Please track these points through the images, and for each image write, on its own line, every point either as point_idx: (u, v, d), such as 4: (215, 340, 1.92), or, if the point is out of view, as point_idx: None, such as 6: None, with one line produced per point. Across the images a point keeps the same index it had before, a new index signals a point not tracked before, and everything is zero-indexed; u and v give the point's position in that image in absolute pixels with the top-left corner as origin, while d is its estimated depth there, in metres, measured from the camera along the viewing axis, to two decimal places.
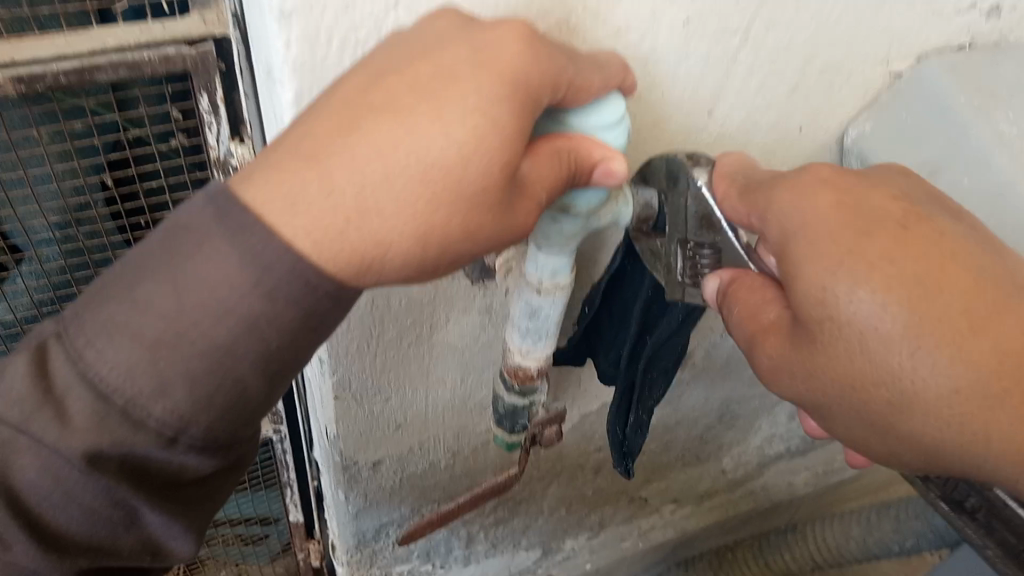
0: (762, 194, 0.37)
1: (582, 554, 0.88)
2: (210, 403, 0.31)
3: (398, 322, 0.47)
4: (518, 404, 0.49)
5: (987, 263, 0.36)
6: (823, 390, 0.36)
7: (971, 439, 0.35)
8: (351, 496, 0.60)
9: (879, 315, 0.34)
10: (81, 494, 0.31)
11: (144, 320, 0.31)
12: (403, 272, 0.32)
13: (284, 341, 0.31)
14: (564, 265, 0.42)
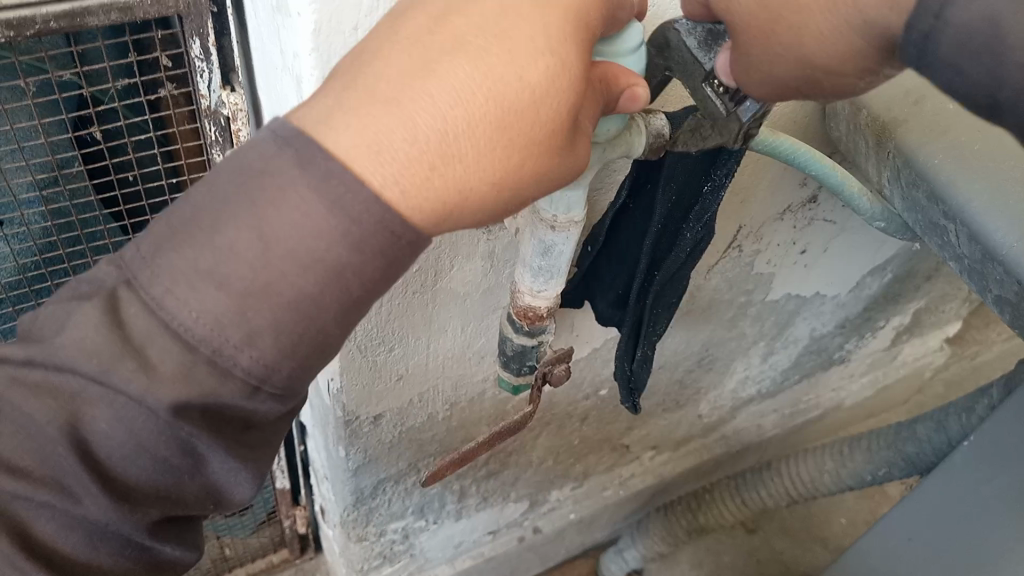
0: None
1: (567, 504, 0.94)
2: (295, 352, 0.28)
3: (405, 271, 0.47)
4: (528, 346, 0.48)
5: None
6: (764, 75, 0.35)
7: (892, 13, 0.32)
8: (351, 452, 0.61)
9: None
10: (151, 440, 0.28)
11: (228, 268, 0.27)
12: (479, 218, 0.30)
13: (374, 285, 0.28)
14: (580, 199, 0.40)
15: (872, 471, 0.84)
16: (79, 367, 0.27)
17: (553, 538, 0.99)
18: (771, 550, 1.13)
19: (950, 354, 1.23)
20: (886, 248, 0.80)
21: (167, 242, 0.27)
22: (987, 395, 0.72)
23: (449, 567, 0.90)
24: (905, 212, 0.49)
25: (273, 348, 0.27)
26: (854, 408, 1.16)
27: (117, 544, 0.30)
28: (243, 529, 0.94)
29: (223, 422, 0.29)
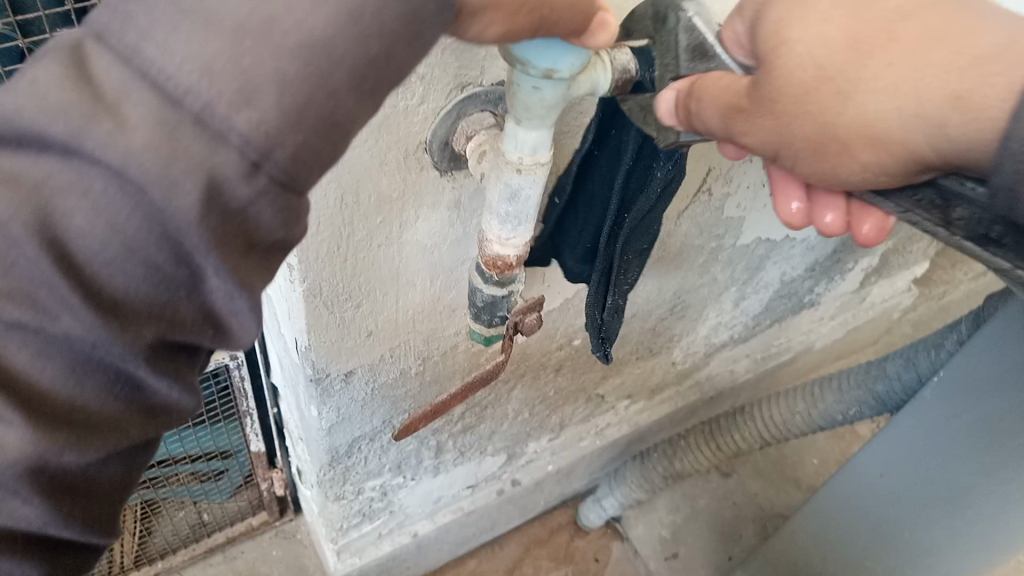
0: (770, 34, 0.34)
1: (544, 456, 0.95)
2: (291, 136, 0.24)
3: (368, 221, 0.45)
4: (498, 296, 0.47)
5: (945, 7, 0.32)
6: (788, 138, 0.34)
7: (923, 124, 0.31)
8: (325, 411, 0.60)
9: (814, 41, 0.33)
10: (136, 237, 0.23)
11: (172, 57, 0.23)
12: (488, 35, 0.28)
13: (338, 96, 0.24)
14: (545, 140, 0.39)
15: (843, 411, 0.85)
16: None
17: (532, 490, 1.00)
18: (746, 492, 1.15)
19: (918, 295, 1.24)
20: None
21: (89, 58, 0.23)
22: (956, 331, 0.73)
23: (429, 522, 0.91)
24: None
25: (229, 173, 0.23)
26: (824, 351, 1.17)
27: (107, 378, 0.26)
28: (220, 494, 0.94)
29: (178, 272, 0.24)
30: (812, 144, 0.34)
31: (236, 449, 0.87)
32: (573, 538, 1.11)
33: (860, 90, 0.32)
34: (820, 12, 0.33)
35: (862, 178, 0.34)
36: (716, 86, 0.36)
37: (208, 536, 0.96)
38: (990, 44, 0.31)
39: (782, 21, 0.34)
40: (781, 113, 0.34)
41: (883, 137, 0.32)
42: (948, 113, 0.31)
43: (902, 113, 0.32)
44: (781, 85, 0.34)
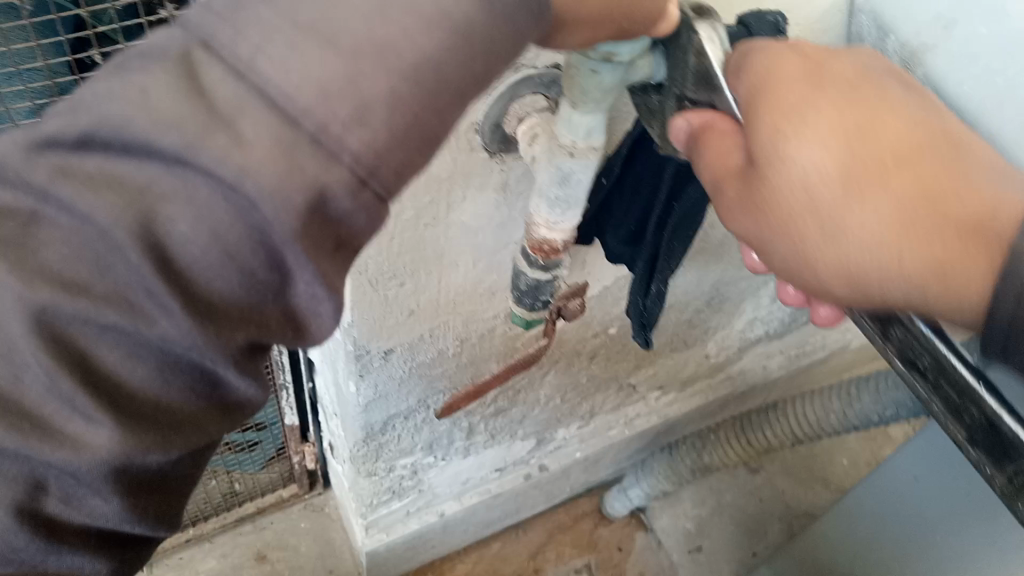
0: (761, 119, 0.36)
1: (573, 443, 0.95)
2: (403, 142, 0.26)
3: (417, 200, 0.46)
4: (542, 280, 0.48)
5: (914, 133, 0.37)
6: (772, 232, 0.38)
7: (898, 246, 0.36)
8: (362, 387, 0.61)
9: (817, 161, 0.36)
10: (237, 245, 0.25)
11: (290, 75, 0.24)
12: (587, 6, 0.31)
13: (442, 112, 0.27)
14: (599, 124, 0.39)
15: (880, 412, 0.84)
16: (94, 221, 0.24)
17: (558, 476, 1.00)
18: (774, 489, 1.14)
19: None
20: None
21: (198, 66, 0.25)
22: None
23: (456, 503, 0.91)
24: None
25: (341, 187, 0.25)
26: (857, 351, 1.16)
27: (193, 377, 0.27)
28: (253, 465, 0.95)
29: (272, 278, 0.26)
30: (798, 255, 0.38)
31: (271, 422, 0.87)
32: (597, 526, 1.11)
33: (826, 182, 0.36)
34: (812, 119, 0.36)
35: (905, 302, 0.37)
36: (722, 146, 0.38)
37: (239, 505, 0.98)
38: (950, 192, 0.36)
39: (760, 92, 0.36)
40: (777, 223, 0.37)
41: (861, 268, 0.37)
42: (929, 280, 0.36)
43: (884, 244, 0.36)
44: (776, 195, 0.37)
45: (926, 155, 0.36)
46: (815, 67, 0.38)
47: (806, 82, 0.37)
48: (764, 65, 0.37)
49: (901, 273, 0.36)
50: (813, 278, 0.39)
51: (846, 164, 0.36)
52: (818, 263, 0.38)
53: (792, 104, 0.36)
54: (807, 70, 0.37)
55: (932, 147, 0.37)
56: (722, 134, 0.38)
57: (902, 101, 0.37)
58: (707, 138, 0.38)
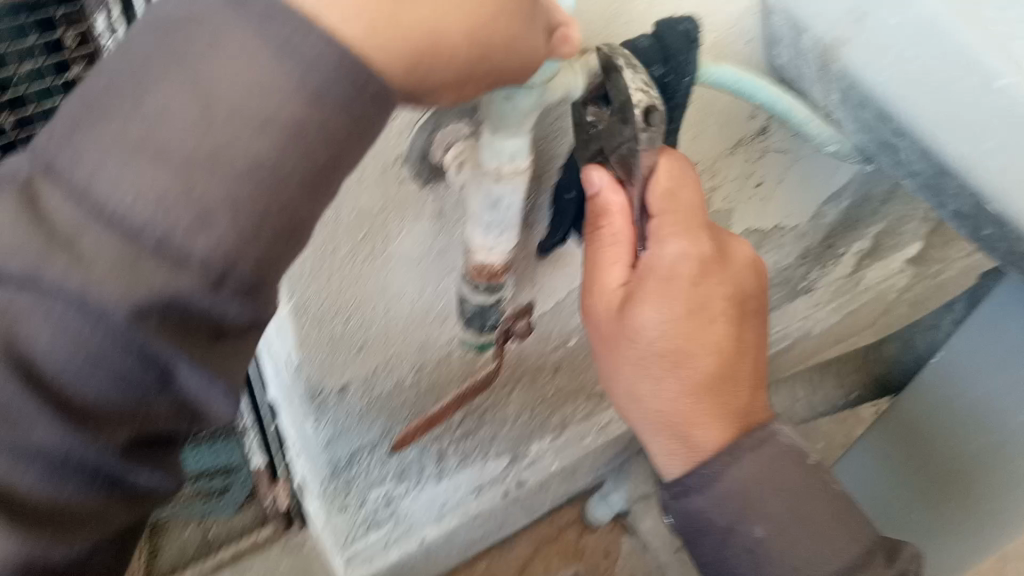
0: (637, 280, 0.45)
1: (548, 456, 0.95)
2: (257, 235, 0.28)
3: (352, 236, 0.45)
4: (487, 304, 0.47)
5: (741, 359, 0.48)
6: (596, 332, 0.48)
7: (676, 426, 0.47)
8: (321, 425, 0.60)
9: (658, 330, 0.45)
10: (105, 353, 0.27)
11: (118, 193, 0.26)
12: (444, 75, 0.30)
13: (291, 202, 0.29)
14: (524, 146, 0.38)
15: (845, 396, 0.83)
16: None
17: (537, 490, 1.00)
18: None
19: (913, 275, 1.22)
20: (843, 173, 0.78)
21: (40, 191, 0.26)
22: (953, 310, 0.72)
23: (437, 527, 0.91)
24: (857, 134, 0.48)
25: (192, 290, 0.27)
26: (821, 335, 1.18)
27: (86, 477, 0.30)
28: (224, 509, 0.94)
29: (146, 361, 0.28)
30: (605, 356, 0.48)
31: (238, 464, 0.88)
32: (582, 535, 1.10)
33: (661, 360, 0.46)
34: (674, 316, 0.45)
35: (649, 429, 0.48)
36: (605, 260, 0.45)
37: (214, 553, 0.96)
38: (734, 416, 0.48)
39: (654, 265, 0.45)
40: (612, 356, 0.47)
41: (645, 405, 0.47)
42: (673, 446, 0.47)
43: (666, 411, 0.47)
44: (613, 326, 0.46)
45: (724, 363, 0.47)
46: (712, 269, 0.47)
47: (693, 284, 0.46)
48: (666, 247, 0.45)
49: (658, 427, 0.47)
50: (606, 377, 0.49)
51: (678, 346, 0.45)
52: (610, 370, 0.48)
53: (674, 289, 0.45)
54: (694, 279, 0.45)
55: (734, 347, 0.48)
56: (613, 257, 0.45)
57: (741, 328, 0.49)
58: (599, 253, 0.45)
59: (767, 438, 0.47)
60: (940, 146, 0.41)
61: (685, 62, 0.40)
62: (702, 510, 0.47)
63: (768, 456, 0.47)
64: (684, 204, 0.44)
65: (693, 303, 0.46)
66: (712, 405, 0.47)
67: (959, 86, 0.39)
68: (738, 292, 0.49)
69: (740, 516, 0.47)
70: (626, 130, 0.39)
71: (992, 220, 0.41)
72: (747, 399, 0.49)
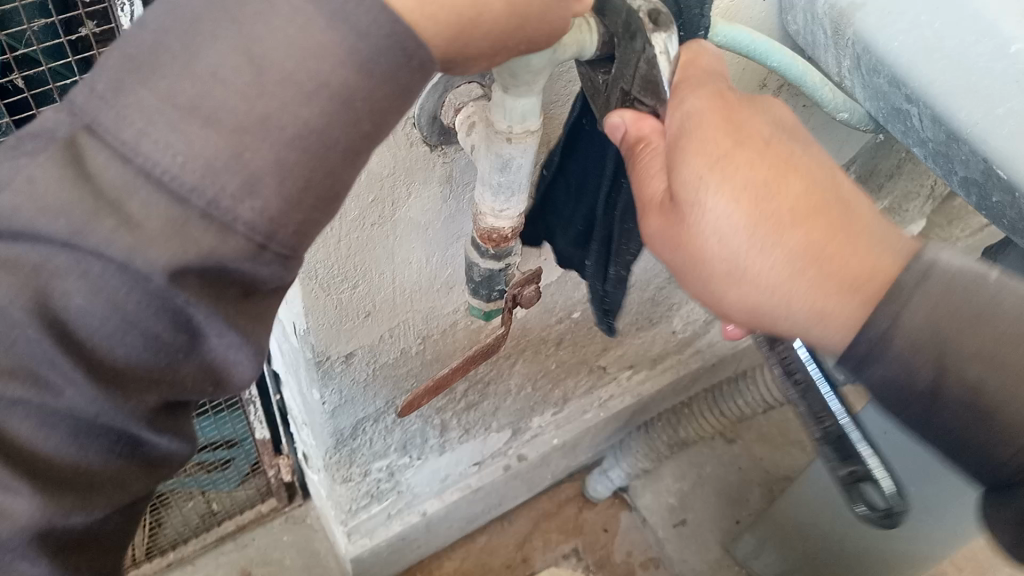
0: (675, 153, 0.36)
1: (549, 430, 0.96)
2: (301, 201, 0.27)
3: (360, 200, 0.45)
4: (495, 270, 0.47)
5: (843, 191, 0.36)
6: (681, 255, 0.38)
7: (817, 314, 0.36)
8: (326, 394, 0.60)
9: (728, 209, 0.35)
10: (137, 313, 0.26)
11: (164, 157, 0.25)
12: (481, 45, 0.29)
13: (334, 169, 0.27)
14: (534, 107, 0.38)
15: None
16: None
17: (537, 464, 1.00)
18: (752, 457, 1.15)
19: None
20: (849, 148, 0.78)
21: (84, 151, 0.25)
22: None
23: (437, 501, 0.91)
24: (868, 101, 0.47)
25: (239, 259, 0.25)
26: None
27: (109, 440, 0.29)
28: (227, 483, 0.95)
29: (185, 324, 0.27)
30: (705, 280, 0.38)
31: (241, 437, 0.86)
32: (581, 510, 1.11)
33: (748, 251, 0.36)
34: (733, 174, 0.35)
35: (802, 329, 0.37)
36: (648, 165, 0.37)
37: (218, 525, 0.97)
38: (879, 255, 0.35)
39: (685, 131, 0.36)
40: (702, 265, 0.37)
41: (766, 313, 0.37)
42: (820, 328, 0.37)
43: (789, 306, 0.36)
44: (687, 230, 0.36)
45: (826, 207, 0.36)
46: (739, 98, 0.37)
47: (726, 123, 0.36)
48: (687, 103, 0.36)
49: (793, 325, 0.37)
50: (728, 308, 0.38)
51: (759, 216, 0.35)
52: (725, 294, 0.38)
53: (718, 144, 0.35)
54: (729, 122, 0.36)
55: (830, 181, 0.36)
56: (654, 157, 0.37)
57: (805, 146, 0.37)
58: (643, 160, 0.38)
59: (928, 269, 0.35)
60: (953, 113, 0.41)
61: (698, 16, 0.40)
62: (889, 377, 0.36)
63: (936, 293, 0.35)
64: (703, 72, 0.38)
65: (742, 149, 0.35)
66: (830, 267, 0.35)
67: (973, 50, 0.40)
68: (782, 118, 0.38)
69: (941, 362, 0.35)
70: (635, 45, 0.36)
71: (1002, 186, 0.40)
72: (871, 252, 0.35)
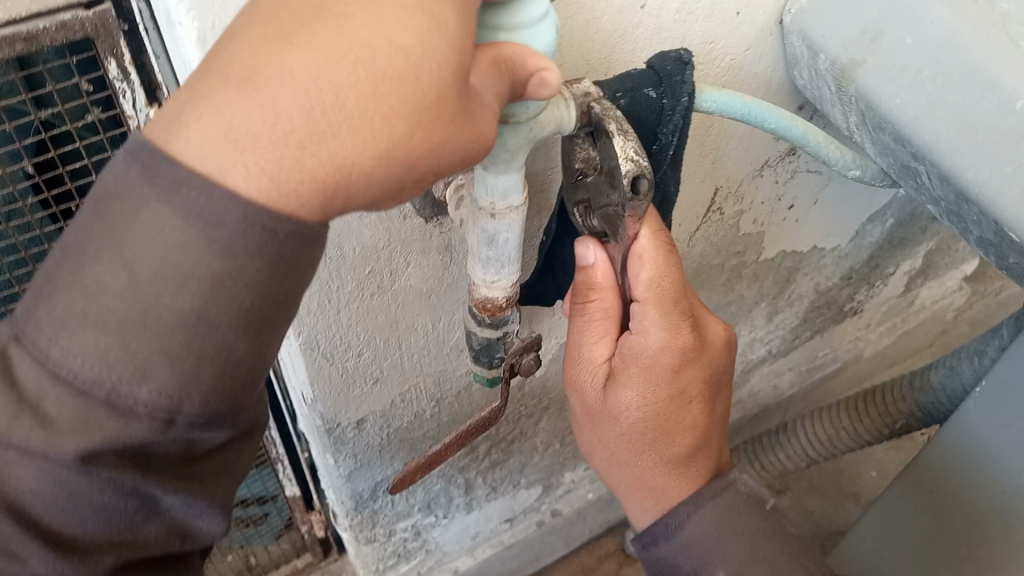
0: (598, 322, 0.43)
1: (584, 484, 0.94)
2: (197, 377, 0.28)
3: (356, 272, 0.45)
4: (493, 338, 0.47)
5: (711, 436, 0.49)
6: (585, 392, 0.47)
7: (645, 496, 0.49)
8: (341, 458, 0.60)
9: (637, 407, 0.45)
10: (88, 494, 0.30)
11: (72, 362, 0.27)
12: (371, 194, 0.27)
13: (226, 342, 0.28)
14: (516, 183, 0.38)
15: (891, 423, 0.82)
16: None
17: (574, 519, 0.98)
18: (802, 509, 1.10)
19: (972, 293, 1.17)
20: (883, 192, 0.75)
21: (15, 361, 0.28)
22: (998, 337, 0.68)
23: (470, 558, 0.89)
24: (880, 158, 0.46)
25: (146, 437, 0.28)
26: (874, 357, 1.13)
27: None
28: (263, 538, 0.95)
29: (132, 489, 0.30)
30: (589, 416, 0.48)
31: (274, 494, 0.87)
32: (623, 565, 1.08)
33: (632, 439, 0.47)
34: (649, 391, 0.45)
35: (623, 486, 0.50)
36: (591, 333, 0.44)
37: None
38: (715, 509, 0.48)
39: (636, 308, 0.42)
40: (594, 418, 0.48)
41: (614, 468, 0.50)
42: (644, 502, 0.50)
43: (627, 477, 0.49)
44: (591, 383, 0.46)
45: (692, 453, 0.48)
46: (695, 344, 0.44)
47: (670, 363, 0.44)
48: (639, 311, 0.42)
49: (621, 483, 0.50)
50: (593, 444, 0.50)
51: (656, 424, 0.46)
52: (602, 441, 0.48)
53: (655, 369, 0.44)
54: (674, 365, 0.44)
55: (704, 435, 0.49)
56: (596, 329, 0.44)
57: (712, 400, 0.48)
58: (587, 327, 0.44)
59: (726, 485, 0.49)
60: (960, 172, 0.39)
61: (680, 81, 0.39)
62: (667, 558, 0.49)
63: (722, 500, 0.49)
64: (665, 293, 0.41)
65: (673, 380, 0.45)
66: (681, 476, 0.49)
67: (975, 107, 0.38)
68: (717, 368, 0.47)
69: None
70: (615, 195, 0.36)
71: (1015, 248, 0.39)
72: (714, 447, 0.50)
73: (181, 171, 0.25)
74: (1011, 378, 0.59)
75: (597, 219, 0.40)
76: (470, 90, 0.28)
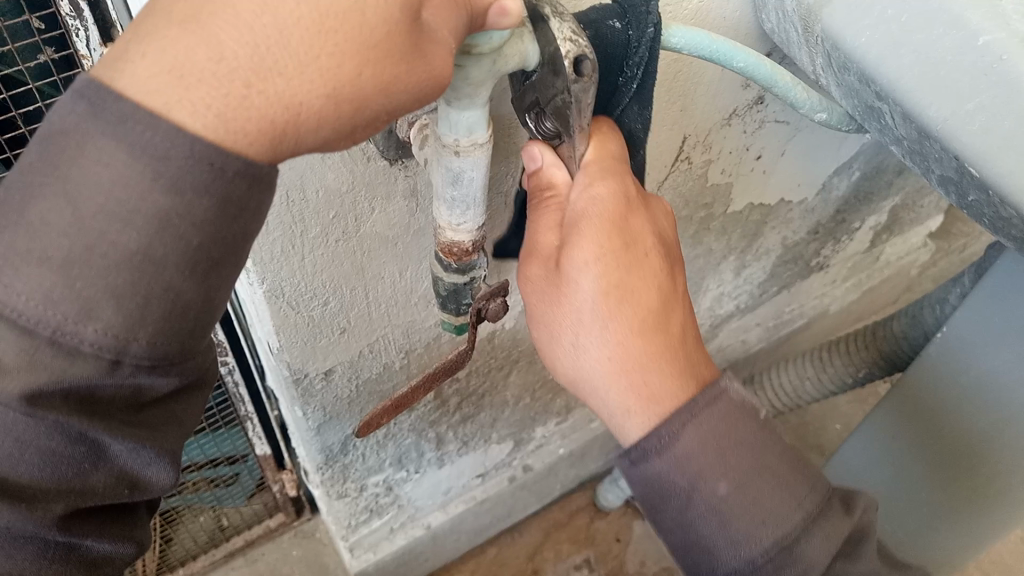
0: (554, 205, 0.43)
1: (555, 439, 0.95)
2: (144, 316, 0.28)
3: (320, 218, 0.44)
4: (460, 283, 0.46)
5: (690, 329, 0.47)
6: (543, 276, 0.43)
7: (631, 403, 0.44)
8: (310, 411, 0.60)
9: (592, 270, 0.42)
10: (31, 437, 0.29)
11: (14, 300, 0.26)
12: (322, 137, 0.27)
13: (174, 283, 0.27)
14: (480, 118, 0.37)
15: (853, 374, 0.83)
16: None
17: (546, 475, 0.99)
18: None
19: (936, 249, 1.18)
20: (849, 143, 0.76)
21: None
22: (959, 284, 0.69)
23: (442, 514, 0.90)
24: (844, 101, 0.46)
25: (90, 377, 0.28)
26: (840, 313, 1.14)
27: (36, 547, 0.34)
28: (234, 500, 0.95)
29: (80, 431, 0.31)
30: (548, 306, 0.44)
31: (244, 453, 0.87)
32: (593, 520, 1.10)
33: (592, 312, 0.43)
34: (600, 246, 0.42)
35: (609, 401, 0.45)
36: (546, 217, 0.43)
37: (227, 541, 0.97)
38: (715, 412, 0.44)
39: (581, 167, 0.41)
40: (552, 303, 0.44)
41: (586, 372, 0.45)
42: (637, 408, 0.44)
43: (604, 375, 0.44)
44: (547, 261, 0.43)
45: (672, 341, 0.45)
46: (642, 203, 0.44)
47: (618, 215, 0.42)
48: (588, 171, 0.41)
49: (600, 392, 0.45)
50: (558, 349, 0.46)
51: (615, 291, 0.43)
52: (564, 332, 0.44)
53: (607, 221, 0.41)
54: (623, 217, 0.42)
55: (672, 314, 0.45)
56: (548, 213, 0.43)
57: (674, 276, 0.46)
58: (540, 211, 0.43)
59: (719, 394, 0.45)
60: (921, 109, 0.39)
61: (643, 11, 0.38)
62: (660, 475, 0.44)
63: (715, 408, 0.44)
64: (607, 154, 0.41)
65: (624, 234, 0.42)
66: (665, 360, 0.45)
67: (940, 43, 0.38)
68: (670, 241, 0.47)
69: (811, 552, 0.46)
70: (558, 82, 0.36)
71: (975, 185, 0.39)
72: (701, 356, 0.47)
73: (129, 106, 0.25)
74: (967, 323, 0.59)
75: (552, 120, 0.39)
76: (420, 26, 0.27)
